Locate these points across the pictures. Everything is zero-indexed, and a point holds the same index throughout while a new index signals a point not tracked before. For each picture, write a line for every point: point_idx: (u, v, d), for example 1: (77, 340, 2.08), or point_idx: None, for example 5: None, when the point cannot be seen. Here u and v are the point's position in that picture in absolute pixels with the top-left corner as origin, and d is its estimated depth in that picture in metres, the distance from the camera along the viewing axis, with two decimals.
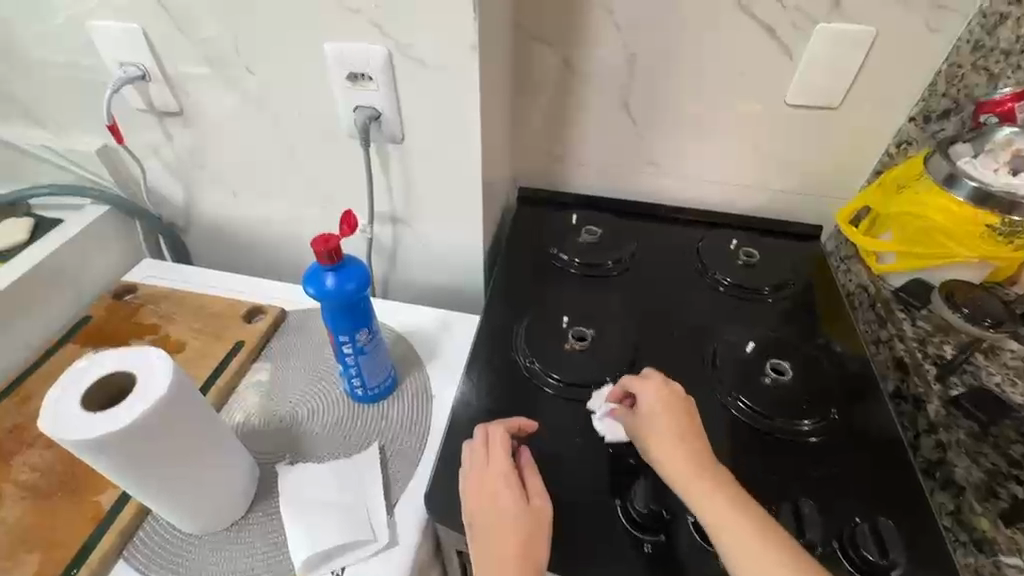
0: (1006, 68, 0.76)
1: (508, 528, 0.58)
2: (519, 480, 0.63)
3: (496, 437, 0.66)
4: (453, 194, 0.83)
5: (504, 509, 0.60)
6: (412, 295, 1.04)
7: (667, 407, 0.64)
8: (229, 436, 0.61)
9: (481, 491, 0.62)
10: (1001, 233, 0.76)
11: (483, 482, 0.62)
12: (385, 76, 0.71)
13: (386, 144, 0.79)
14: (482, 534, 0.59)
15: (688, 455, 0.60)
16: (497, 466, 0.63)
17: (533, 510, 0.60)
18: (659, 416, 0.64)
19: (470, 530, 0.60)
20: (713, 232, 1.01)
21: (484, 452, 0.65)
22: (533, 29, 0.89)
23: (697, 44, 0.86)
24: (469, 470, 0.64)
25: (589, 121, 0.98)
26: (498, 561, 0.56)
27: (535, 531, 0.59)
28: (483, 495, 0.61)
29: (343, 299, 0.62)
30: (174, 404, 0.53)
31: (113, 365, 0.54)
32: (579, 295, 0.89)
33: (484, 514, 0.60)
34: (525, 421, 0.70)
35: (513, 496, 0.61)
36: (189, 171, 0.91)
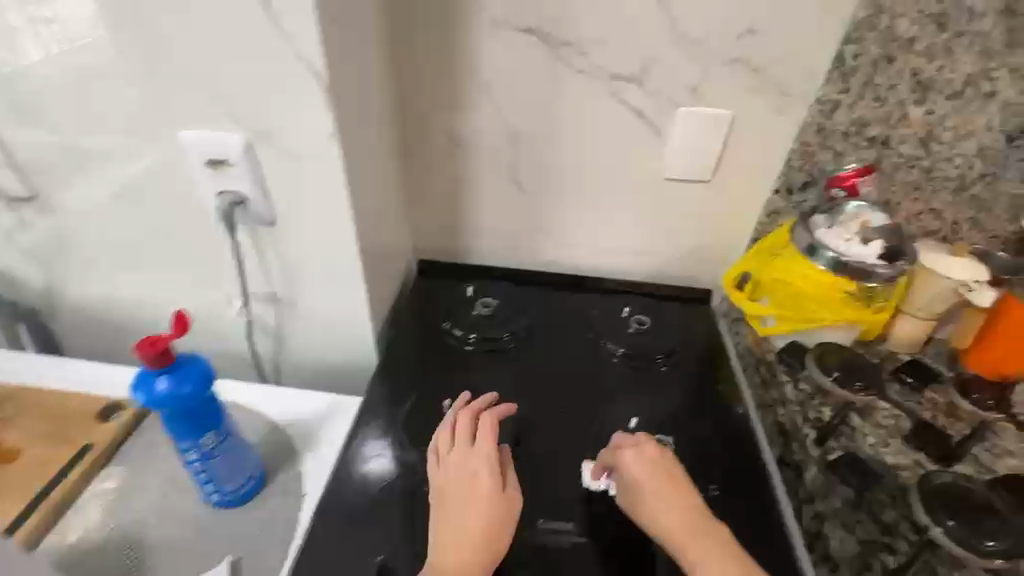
0: (849, 147, 0.85)
1: (483, 508, 0.64)
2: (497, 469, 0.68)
3: (483, 426, 0.72)
4: (333, 274, 0.81)
5: (483, 492, 0.65)
6: (306, 374, 0.98)
7: (648, 470, 0.68)
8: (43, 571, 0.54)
9: (457, 471, 0.67)
10: (860, 297, 0.82)
11: (461, 462, 0.68)
12: (244, 163, 0.69)
13: (257, 227, 0.76)
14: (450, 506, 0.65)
15: (678, 511, 0.65)
16: (481, 451, 0.69)
17: (506, 495, 0.66)
18: (645, 482, 0.67)
19: (437, 513, 0.65)
20: (608, 299, 1.03)
21: (469, 437, 0.71)
22: (417, 109, 0.90)
23: (574, 125, 0.89)
24: (448, 457, 0.69)
25: (482, 194, 0.99)
26: (462, 544, 0.61)
27: (501, 517, 0.64)
28: (464, 481, 0.67)
29: (178, 402, 0.58)
30: None
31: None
32: (470, 374, 0.88)
33: (462, 493, 0.66)
34: (507, 408, 0.75)
35: (489, 482, 0.66)
36: (47, 255, 0.84)
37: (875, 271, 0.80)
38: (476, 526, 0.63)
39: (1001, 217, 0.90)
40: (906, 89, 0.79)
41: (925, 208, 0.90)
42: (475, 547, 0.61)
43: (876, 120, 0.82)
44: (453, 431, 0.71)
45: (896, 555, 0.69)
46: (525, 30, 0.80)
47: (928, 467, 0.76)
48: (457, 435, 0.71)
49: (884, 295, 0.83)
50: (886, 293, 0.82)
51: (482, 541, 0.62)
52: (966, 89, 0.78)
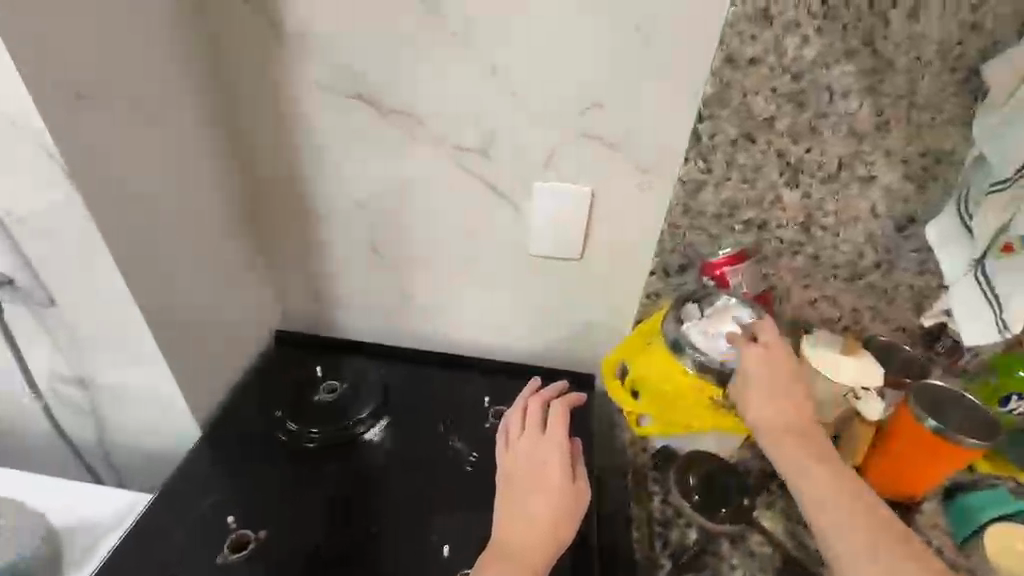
0: (722, 229, 0.76)
1: (549, 494, 0.65)
2: (571, 461, 0.68)
3: (555, 413, 0.72)
4: (132, 357, 0.72)
5: (554, 478, 0.66)
6: (133, 458, 0.87)
7: (768, 367, 0.68)
8: None
9: (533, 458, 0.68)
10: (726, 407, 0.72)
11: (535, 448, 0.69)
12: (2, 243, 0.61)
13: (35, 308, 0.68)
14: (516, 488, 0.66)
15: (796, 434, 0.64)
16: (553, 438, 0.69)
17: (575, 488, 0.66)
18: (763, 363, 0.67)
19: (508, 491, 0.66)
20: (482, 382, 0.91)
21: (541, 425, 0.71)
22: (256, 173, 0.82)
23: (426, 195, 0.80)
24: (521, 441, 0.70)
25: (338, 263, 0.90)
26: (518, 534, 0.62)
27: (564, 502, 0.64)
28: (532, 469, 0.67)
29: None
30: None
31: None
32: (288, 477, 0.77)
33: (533, 479, 0.66)
34: (575, 399, 0.74)
35: (562, 474, 0.66)
36: None
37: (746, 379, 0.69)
38: (545, 516, 0.63)
39: (904, 307, 0.79)
40: (774, 170, 0.70)
41: (819, 296, 0.80)
42: (537, 537, 0.62)
43: (747, 203, 0.73)
44: (525, 415, 0.72)
45: None
46: (356, 96, 0.73)
47: None
48: (517, 426, 0.72)
49: None
50: None
51: (549, 531, 0.62)
52: (842, 172, 0.69)
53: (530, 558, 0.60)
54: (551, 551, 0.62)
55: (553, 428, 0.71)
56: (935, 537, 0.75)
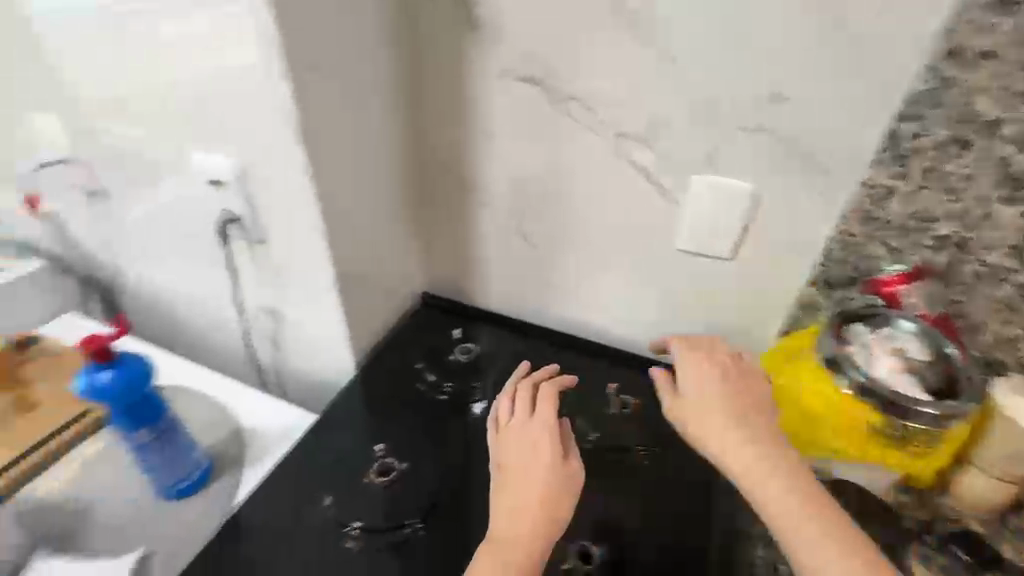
0: (907, 244, 0.69)
1: (539, 476, 0.64)
2: (562, 438, 0.68)
3: (543, 392, 0.73)
4: (312, 295, 0.84)
5: (544, 462, 0.65)
6: (296, 384, 1.02)
7: (714, 384, 0.67)
8: None
9: (523, 437, 0.68)
10: (892, 436, 0.65)
11: (525, 426, 0.69)
12: (237, 185, 0.75)
13: (250, 244, 0.82)
14: (513, 468, 0.65)
15: (757, 449, 0.60)
16: (541, 418, 0.70)
17: (567, 467, 0.65)
18: (722, 386, 0.66)
19: (499, 472, 0.66)
20: (605, 370, 0.93)
21: (531, 406, 0.72)
22: (426, 146, 0.90)
23: (581, 179, 0.83)
24: (512, 416, 0.71)
25: (485, 237, 0.96)
26: (517, 516, 0.61)
27: (560, 490, 0.63)
28: (535, 451, 0.66)
29: (115, 396, 0.63)
30: None
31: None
32: (425, 420, 0.86)
33: (518, 462, 0.65)
34: (569, 378, 0.76)
35: (551, 453, 0.66)
36: (109, 239, 0.99)
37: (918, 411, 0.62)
38: (535, 496, 0.62)
39: None
40: (986, 183, 0.62)
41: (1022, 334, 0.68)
42: (530, 521, 0.60)
43: (943, 216, 0.66)
44: (515, 396, 0.73)
45: None
46: (529, 79, 0.77)
47: None
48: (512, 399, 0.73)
49: (928, 441, 0.65)
50: (928, 438, 0.64)
51: (542, 514, 0.61)
52: None
53: (526, 544, 0.59)
54: (547, 536, 0.61)
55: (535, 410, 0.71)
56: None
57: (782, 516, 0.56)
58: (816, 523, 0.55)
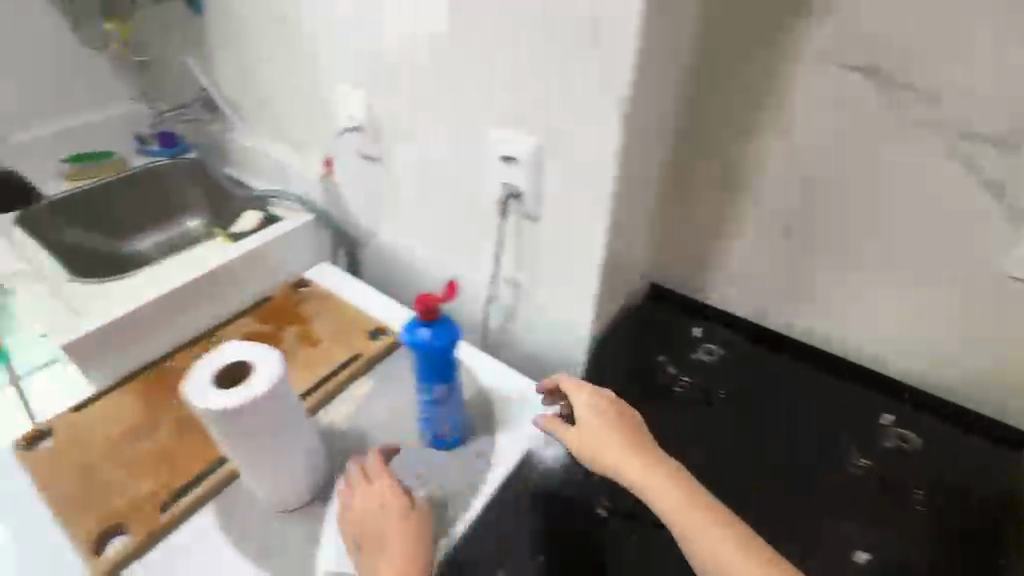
0: None
1: (400, 543, 0.65)
2: (399, 492, 0.70)
3: (373, 470, 0.73)
4: (572, 276, 0.85)
5: (386, 521, 0.67)
6: (518, 356, 1.06)
7: (593, 416, 0.68)
8: (307, 434, 0.70)
9: (376, 520, 0.67)
10: None
11: (377, 499, 0.69)
12: (533, 163, 0.77)
13: (521, 219, 0.84)
14: (376, 541, 0.66)
15: (600, 429, 0.66)
16: (376, 487, 0.70)
17: (407, 519, 0.67)
18: (608, 415, 0.68)
19: (360, 547, 0.66)
20: (869, 394, 0.83)
21: (366, 482, 0.71)
22: (700, 134, 0.86)
23: (891, 181, 0.74)
24: (351, 500, 0.70)
25: (741, 234, 0.90)
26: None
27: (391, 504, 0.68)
28: (377, 536, 0.66)
29: (433, 352, 0.69)
30: (271, 403, 0.62)
31: (233, 352, 0.64)
32: (672, 418, 0.85)
33: (368, 518, 0.67)
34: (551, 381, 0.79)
35: (395, 510, 0.68)
36: (373, 200, 1.09)
37: None
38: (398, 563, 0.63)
39: None
40: None
41: None
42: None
43: None
44: (347, 485, 0.72)
45: None
46: (859, 68, 0.70)
47: None
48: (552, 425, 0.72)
49: None
50: None
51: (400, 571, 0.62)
52: None
53: None
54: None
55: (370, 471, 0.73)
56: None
57: (686, 526, 0.55)
58: (734, 543, 0.53)
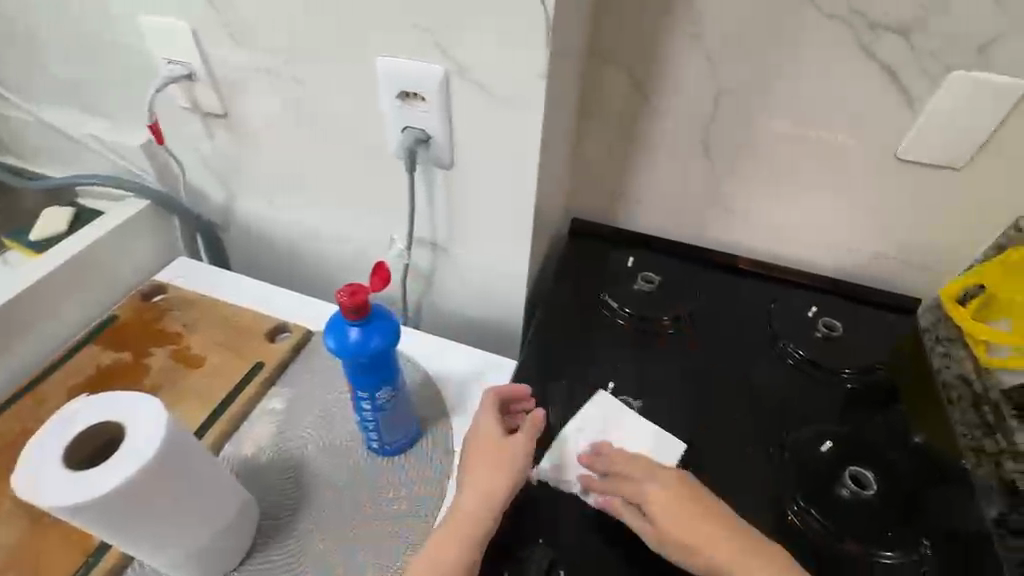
0: None
1: (485, 491, 0.60)
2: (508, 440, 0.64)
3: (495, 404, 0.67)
4: (501, 224, 0.75)
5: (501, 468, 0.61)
6: (444, 324, 0.95)
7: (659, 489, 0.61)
8: (223, 496, 0.56)
9: (492, 453, 0.62)
10: None
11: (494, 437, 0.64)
12: (438, 98, 0.63)
13: (434, 167, 0.71)
14: (483, 470, 0.61)
15: (668, 495, 0.60)
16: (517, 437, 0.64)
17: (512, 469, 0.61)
18: (621, 467, 0.64)
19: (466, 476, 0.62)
20: (788, 294, 0.88)
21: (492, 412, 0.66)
22: (607, 47, 0.79)
23: (800, 80, 0.74)
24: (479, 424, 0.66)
25: (656, 155, 0.87)
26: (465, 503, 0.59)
27: (502, 469, 0.61)
28: (486, 465, 0.61)
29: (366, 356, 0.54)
30: (165, 468, 0.47)
31: (97, 416, 0.48)
32: (629, 354, 0.79)
33: (482, 461, 0.62)
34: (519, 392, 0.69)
35: (509, 458, 0.62)
36: (229, 171, 0.86)
37: None
38: (472, 508, 0.59)
39: None
40: None
41: None
42: (462, 524, 0.58)
43: None
44: (488, 415, 0.66)
45: None
46: None
47: None
48: (613, 472, 0.64)
49: None
50: None
51: (461, 527, 0.58)
52: None
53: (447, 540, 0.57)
54: (472, 537, 0.57)
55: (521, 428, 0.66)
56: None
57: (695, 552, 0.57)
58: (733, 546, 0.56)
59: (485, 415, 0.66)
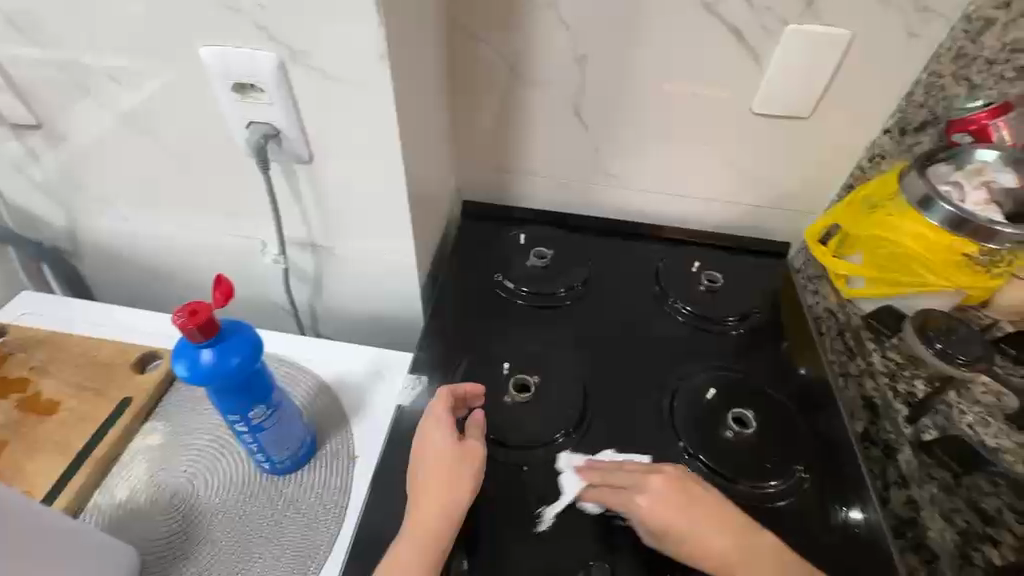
0: (989, 78, 0.69)
1: (440, 504, 0.58)
2: (461, 447, 0.61)
3: (442, 408, 0.64)
4: (377, 217, 0.71)
5: (454, 479, 0.59)
6: (344, 326, 0.91)
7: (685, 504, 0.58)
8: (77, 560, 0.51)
9: (441, 464, 0.60)
10: (979, 262, 0.70)
11: (446, 447, 0.61)
12: (278, 88, 0.58)
13: (293, 164, 0.66)
14: (435, 481, 0.59)
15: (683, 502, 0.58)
16: (470, 444, 0.62)
17: (469, 476, 0.60)
18: (666, 515, 0.58)
19: (417, 489, 0.59)
20: (676, 252, 0.92)
21: (442, 418, 0.63)
22: (467, 22, 0.77)
23: (655, 44, 0.76)
24: (427, 434, 0.63)
25: (534, 128, 0.87)
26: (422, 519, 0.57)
27: (456, 477, 0.59)
28: (439, 477, 0.59)
29: (223, 378, 0.50)
30: None
31: None
32: (528, 331, 0.80)
33: (435, 473, 0.60)
34: (472, 388, 0.68)
35: (463, 467, 0.60)
36: (63, 189, 0.76)
37: (971, 221, 0.68)
38: (429, 524, 0.57)
39: None
40: None
41: None
42: (417, 543, 0.56)
43: None
44: (438, 422, 0.63)
45: (1002, 550, 0.61)
46: None
47: None
48: (661, 534, 0.58)
49: (1006, 262, 0.71)
50: (1009, 260, 0.71)
51: (421, 541, 0.56)
52: None
53: (403, 559, 0.55)
54: (434, 548, 0.56)
55: (467, 432, 0.64)
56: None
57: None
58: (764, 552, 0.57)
59: (431, 422, 0.63)
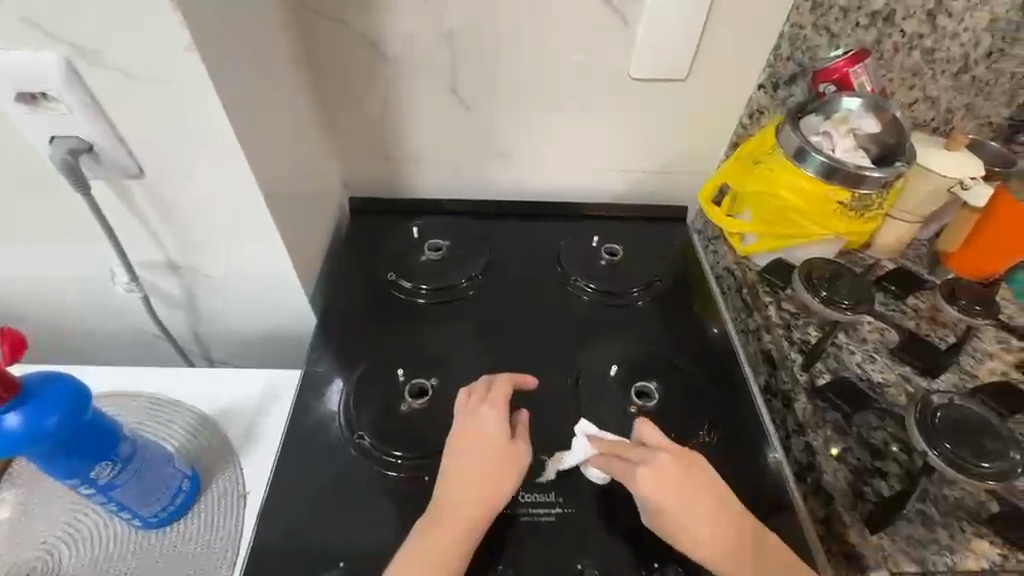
0: (845, 27, 0.74)
1: (481, 498, 0.55)
2: (511, 442, 0.59)
3: (500, 397, 0.62)
4: (235, 228, 0.64)
5: (502, 475, 0.57)
6: (232, 347, 0.83)
7: (679, 482, 0.57)
8: None
9: (489, 456, 0.57)
10: (852, 208, 0.73)
11: (498, 438, 0.59)
12: (74, 94, 0.50)
13: (121, 180, 0.58)
14: (478, 472, 0.56)
15: (689, 473, 0.57)
16: (518, 440, 0.60)
17: (517, 473, 0.58)
18: (670, 495, 0.56)
19: (458, 478, 0.56)
20: (576, 228, 0.90)
21: (497, 406, 0.61)
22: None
23: (520, 13, 0.72)
24: (480, 420, 0.59)
25: (411, 113, 0.81)
26: (458, 511, 0.55)
27: (504, 477, 0.57)
28: (485, 470, 0.56)
29: (40, 442, 0.45)
30: None
31: None
32: (428, 330, 0.76)
33: (484, 463, 0.57)
34: (531, 381, 0.65)
35: (512, 463, 0.58)
36: None
37: (840, 171, 0.70)
38: (466, 518, 0.55)
39: (998, 101, 0.79)
40: None
41: (920, 96, 0.78)
42: (446, 536, 0.54)
43: None
44: (494, 410, 0.60)
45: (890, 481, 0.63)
46: None
47: (913, 381, 0.70)
48: (656, 513, 0.56)
49: (877, 205, 0.74)
50: (879, 203, 0.73)
51: (456, 535, 0.54)
52: None
53: (434, 555, 0.52)
54: (466, 544, 0.54)
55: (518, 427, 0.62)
56: (1017, 314, 0.78)
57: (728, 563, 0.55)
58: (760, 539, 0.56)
59: (489, 409, 0.60)
